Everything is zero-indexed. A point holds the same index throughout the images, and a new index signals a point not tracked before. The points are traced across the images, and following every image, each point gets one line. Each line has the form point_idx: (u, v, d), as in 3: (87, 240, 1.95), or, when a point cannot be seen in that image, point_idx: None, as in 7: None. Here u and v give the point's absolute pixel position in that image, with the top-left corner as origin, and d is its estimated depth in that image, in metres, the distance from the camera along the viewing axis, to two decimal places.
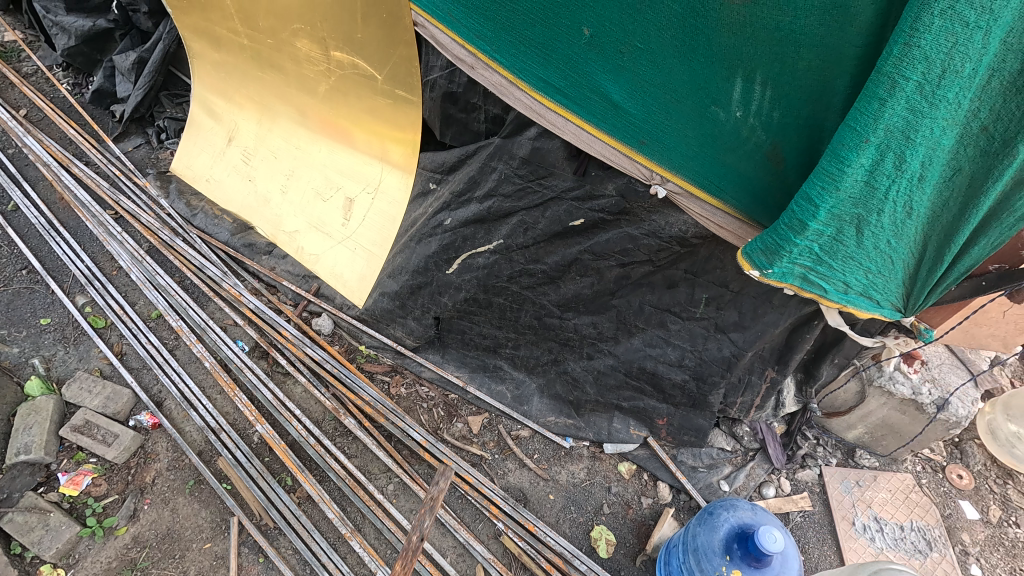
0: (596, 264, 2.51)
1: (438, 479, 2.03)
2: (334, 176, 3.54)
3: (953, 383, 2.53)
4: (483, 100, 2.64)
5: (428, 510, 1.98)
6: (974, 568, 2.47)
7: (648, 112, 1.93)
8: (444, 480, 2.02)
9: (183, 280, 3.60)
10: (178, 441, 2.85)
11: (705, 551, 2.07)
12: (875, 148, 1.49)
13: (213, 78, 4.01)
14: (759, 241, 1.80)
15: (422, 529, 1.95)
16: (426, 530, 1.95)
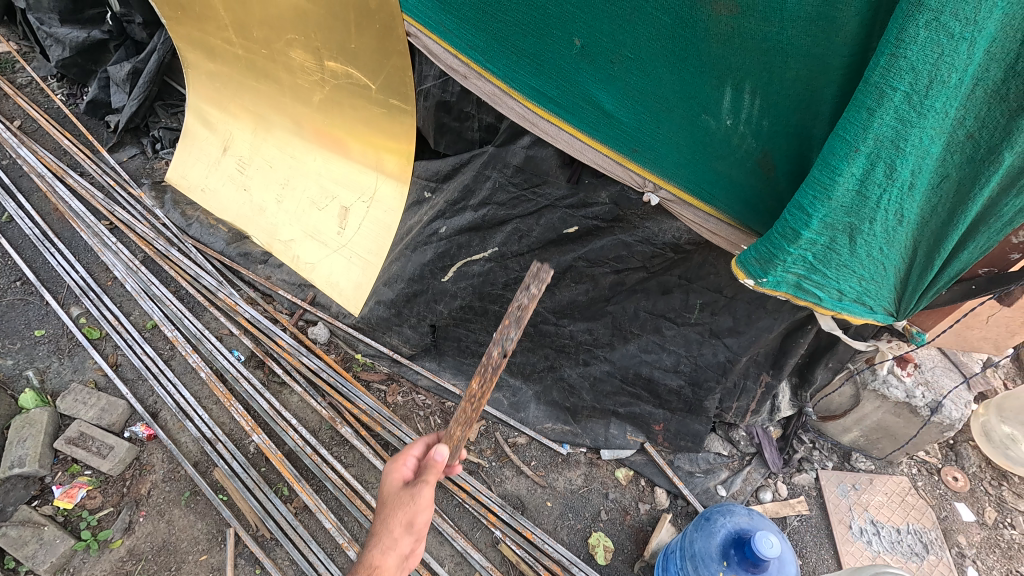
0: (591, 270, 2.53)
1: (531, 284, 1.64)
2: (329, 186, 3.55)
3: (946, 386, 2.54)
4: (476, 109, 2.67)
5: (514, 325, 1.67)
6: (970, 570, 2.48)
7: (639, 120, 1.95)
8: (540, 285, 1.61)
9: (178, 290, 3.60)
10: (174, 452, 2.84)
11: (702, 557, 2.07)
12: (865, 157, 1.51)
13: (208, 88, 4.02)
14: (753, 250, 1.82)
15: (506, 349, 1.67)
16: (510, 349, 1.66)
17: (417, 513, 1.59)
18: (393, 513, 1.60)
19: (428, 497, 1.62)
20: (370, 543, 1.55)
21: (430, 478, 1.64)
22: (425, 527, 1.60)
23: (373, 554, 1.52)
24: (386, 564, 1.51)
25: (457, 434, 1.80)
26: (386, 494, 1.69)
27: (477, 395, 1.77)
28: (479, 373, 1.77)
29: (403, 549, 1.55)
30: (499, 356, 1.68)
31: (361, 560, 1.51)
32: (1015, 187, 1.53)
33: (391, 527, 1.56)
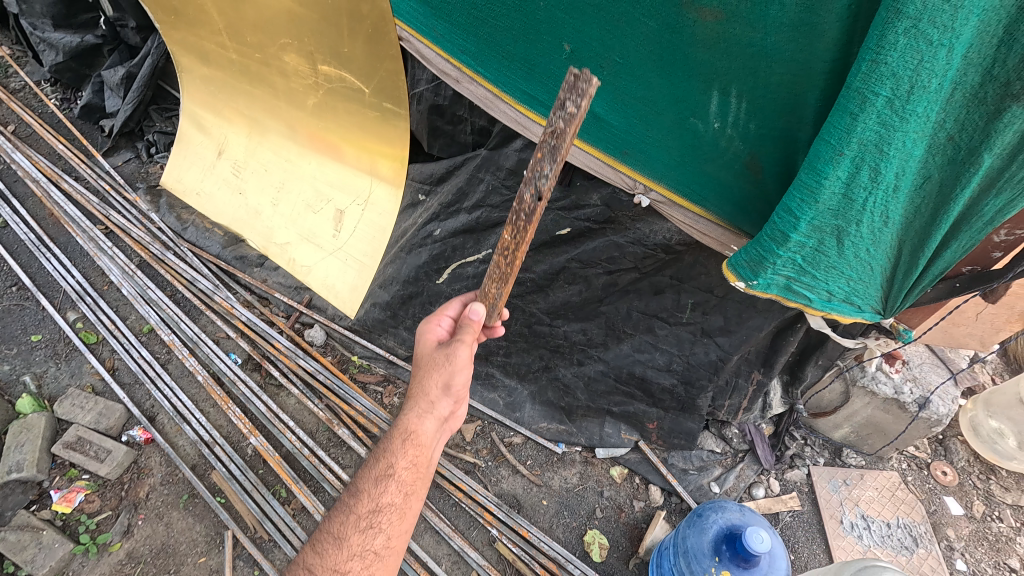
0: (584, 271, 2.58)
1: (568, 100, 1.30)
2: (324, 189, 3.57)
3: (933, 382, 2.59)
4: (469, 113, 2.70)
5: (548, 157, 1.40)
6: (959, 563, 2.53)
7: (629, 124, 1.99)
8: (578, 100, 1.27)
9: (174, 294, 3.61)
10: (172, 455, 2.86)
11: (695, 553, 2.10)
12: (850, 161, 1.54)
13: (203, 92, 4.02)
14: (743, 252, 1.86)
15: (540, 189, 1.43)
16: (545, 190, 1.42)
17: (453, 374, 1.70)
18: (430, 375, 1.72)
19: (464, 357, 1.71)
20: (408, 410, 1.70)
21: (467, 338, 1.72)
22: (461, 388, 1.72)
23: (409, 420, 1.68)
24: (423, 429, 1.68)
25: (492, 292, 1.76)
26: (422, 355, 1.82)
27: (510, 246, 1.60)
28: (511, 222, 1.59)
29: (441, 412, 1.71)
30: (535, 198, 1.45)
31: (398, 424, 1.69)
32: (995, 188, 1.56)
33: (428, 389, 1.70)
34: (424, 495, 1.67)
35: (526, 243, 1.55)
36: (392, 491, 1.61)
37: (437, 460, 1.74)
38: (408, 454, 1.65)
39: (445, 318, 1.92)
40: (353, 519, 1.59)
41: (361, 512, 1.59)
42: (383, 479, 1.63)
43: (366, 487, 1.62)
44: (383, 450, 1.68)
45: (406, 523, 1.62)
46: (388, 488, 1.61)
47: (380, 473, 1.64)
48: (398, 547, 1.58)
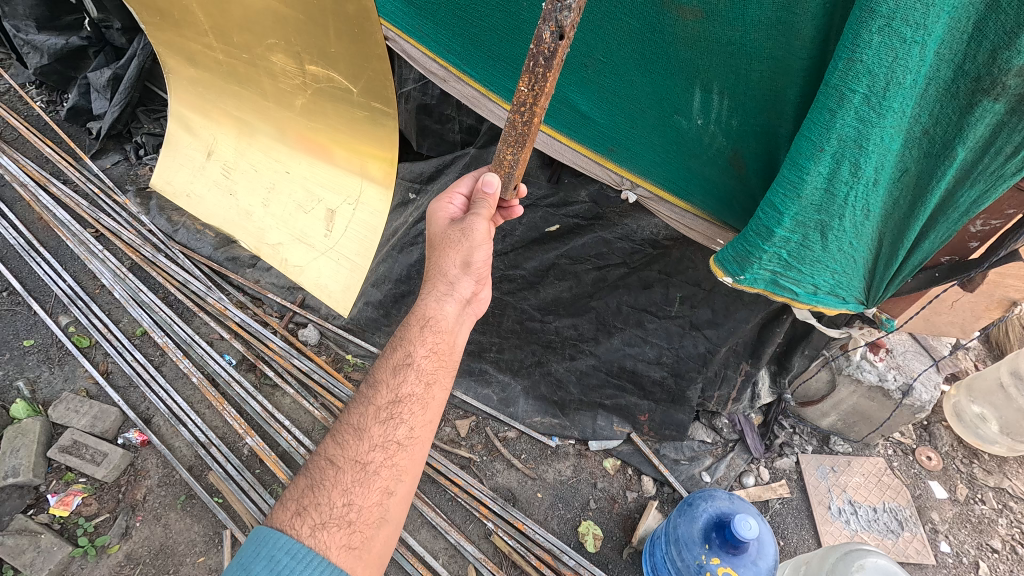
0: (573, 268, 2.62)
1: None
2: (314, 189, 3.57)
3: (916, 369, 2.65)
4: (456, 111, 2.72)
5: None
6: (943, 545, 2.59)
7: (614, 121, 2.03)
8: None
9: (167, 296, 3.61)
10: (168, 456, 2.87)
11: (686, 541, 2.15)
12: (831, 157, 1.57)
13: (190, 94, 4.00)
14: (730, 248, 1.90)
15: (562, 24, 1.33)
16: (568, 24, 1.33)
17: (471, 252, 1.72)
18: (446, 255, 1.73)
19: (482, 231, 1.70)
20: (426, 295, 1.70)
21: (484, 213, 1.69)
22: (480, 267, 1.75)
23: (428, 307, 1.67)
24: (442, 314, 1.67)
25: (508, 158, 1.60)
26: (437, 236, 1.81)
27: (526, 98, 1.45)
28: (528, 71, 1.42)
29: (460, 294, 1.71)
30: (555, 36, 1.35)
31: (418, 311, 1.67)
32: (969, 180, 1.60)
33: (448, 270, 1.71)
34: (447, 384, 1.60)
35: (545, 92, 1.43)
36: (412, 380, 1.55)
37: (459, 347, 1.69)
38: (427, 342, 1.61)
39: (458, 194, 1.86)
40: (372, 410, 1.50)
41: (380, 403, 1.51)
42: (404, 367, 1.56)
43: (385, 377, 1.55)
44: (401, 338, 1.62)
45: (429, 413, 1.54)
46: (408, 377, 1.55)
47: (399, 362, 1.58)
48: (423, 438, 1.50)
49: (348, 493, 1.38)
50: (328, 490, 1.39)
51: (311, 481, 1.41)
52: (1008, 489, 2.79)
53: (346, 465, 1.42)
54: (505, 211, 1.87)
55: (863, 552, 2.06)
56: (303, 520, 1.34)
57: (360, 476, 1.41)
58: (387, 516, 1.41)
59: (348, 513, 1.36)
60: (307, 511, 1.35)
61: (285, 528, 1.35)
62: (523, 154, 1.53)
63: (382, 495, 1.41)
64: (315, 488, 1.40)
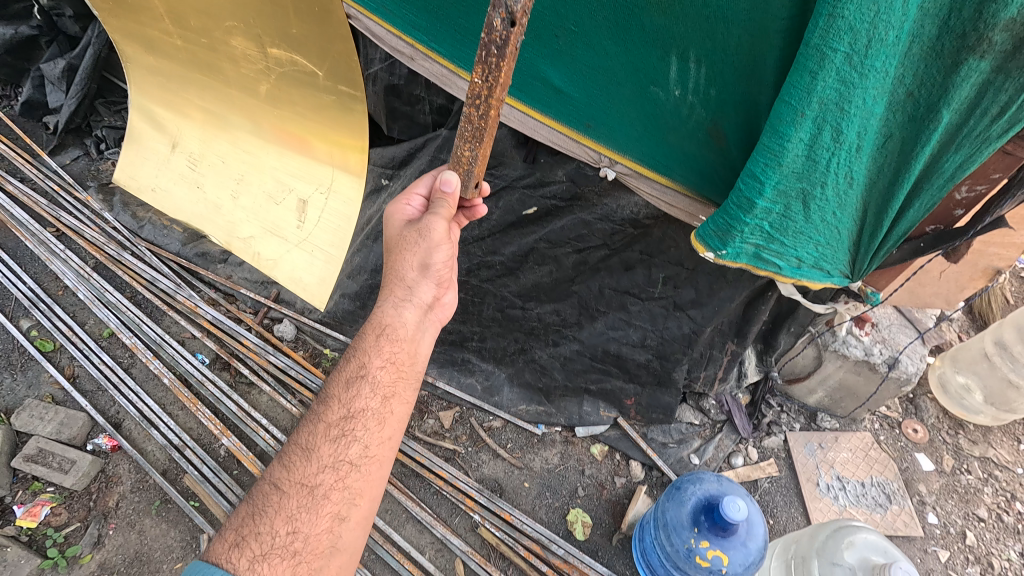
0: (553, 252, 2.54)
1: None
2: (285, 178, 3.44)
3: (901, 342, 2.60)
4: (426, 92, 2.61)
5: None
6: (930, 517, 2.59)
7: (589, 95, 1.94)
8: None
9: (134, 295, 3.46)
10: (140, 461, 2.77)
11: (674, 526, 2.10)
12: (812, 122, 1.51)
13: (151, 84, 3.83)
14: (710, 222, 1.83)
15: (513, 10, 1.25)
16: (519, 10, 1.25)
17: (429, 254, 1.72)
18: (403, 257, 1.74)
19: (440, 231, 1.68)
20: (383, 303, 1.70)
21: (443, 213, 1.66)
22: (440, 270, 1.76)
23: (385, 315, 1.67)
24: (400, 322, 1.67)
25: (466, 156, 1.56)
26: (393, 239, 1.80)
27: (480, 92, 1.40)
28: (480, 62, 1.36)
29: (418, 299, 1.73)
30: (507, 23, 1.27)
31: (373, 319, 1.67)
32: (954, 144, 1.56)
33: (405, 274, 1.73)
34: (406, 397, 1.57)
35: (500, 82, 1.37)
36: (367, 394, 1.51)
37: (420, 356, 1.68)
38: (383, 352, 1.60)
39: (417, 195, 1.82)
40: (323, 428, 1.45)
41: (331, 420, 1.47)
42: (358, 381, 1.53)
43: (337, 392, 1.51)
44: (356, 349, 1.61)
45: (387, 429, 1.51)
46: (362, 391, 1.52)
47: (354, 374, 1.55)
48: (379, 455, 1.46)
49: (293, 520, 1.32)
50: (270, 517, 1.32)
51: (254, 508, 1.34)
52: (992, 458, 2.80)
53: (293, 489, 1.36)
54: (468, 211, 1.85)
55: (854, 528, 2.03)
56: (241, 553, 1.25)
57: (307, 500, 1.34)
58: (338, 544, 1.34)
59: (293, 542, 1.29)
60: (246, 542, 1.27)
61: (222, 562, 1.25)
62: (482, 150, 1.49)
63: (333, 520, 1.35)
64: (256, 516, 1.32)
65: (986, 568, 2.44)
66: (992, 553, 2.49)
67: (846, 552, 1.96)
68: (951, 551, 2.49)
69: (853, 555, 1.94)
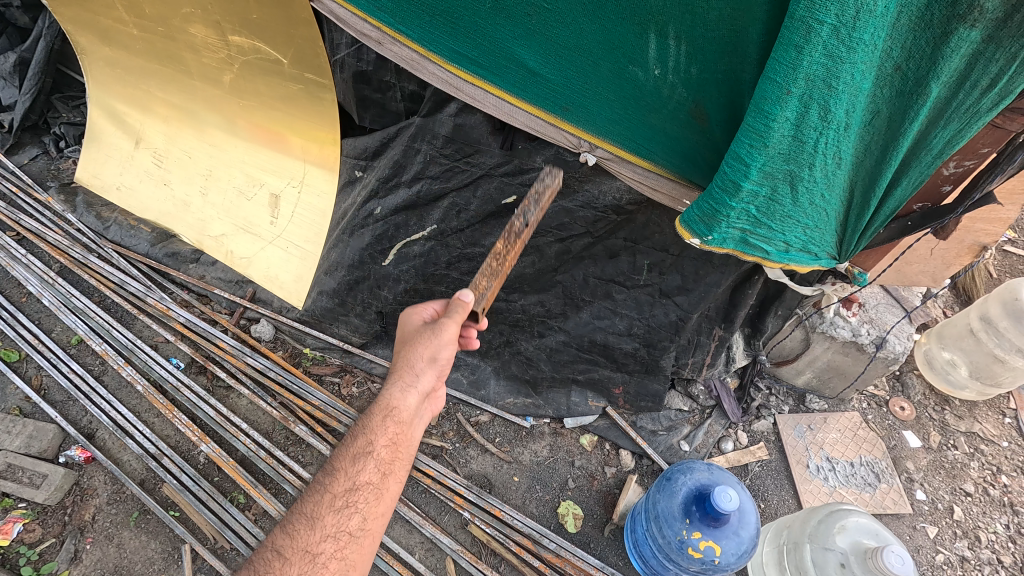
0: (534, 242, 2.45)
1: (542, 180, 1.88)
2: (255, 172, 3.32)
3: (889, 321, 2.58)
4: (396, 77, 2.47)
5: (533, 204, 1.86)
6: (919, 493, 2.60)
7: (566, 77, 1.85)
8: (551, 178, 1.88)
9: (103, 300, 3.31)
10: (116, 472, 2.67)
11: (666, 518, 2.07)
12: (798, 100, 1.45)
13: (109, 77, 3.65)
14: (695, 207, 1.77)
15: (526, 219, 1.84)
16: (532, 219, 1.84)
17: (439, 348, 1.71)
18: (415, 347, 1.71)
19: (451, 334, 1.71)
20: (390, 382, 1.68)
21: (456, 316, 1.72)
22: (444, 366, 1.75)
23: (391, 396, 1.65)
24: (405, 404, 1.66)
25: (483, 283, 1.80)
26: (406, 334, 1.81)
27: (502, 252, 1.82)
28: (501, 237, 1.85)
29: (423, 386, 1.70)
30: (523, 224, 1.84)
31: (380, 399, 1.65)
32: (943, 119, 1.51)
33: (414, 362, 1.70)
34: (403, 476, 1.61)
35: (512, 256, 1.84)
36: (371, 470, 1.55)
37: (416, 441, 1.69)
38: (389, 432, 1.61)
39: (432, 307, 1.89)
40: (328, 498, 1.49)
41: (336, 491, 1.51)
42: (363, 456, 1.56)
43: (343, 464, 1.55)
44: (362, 427, 1.62)
45: (383, 505, 1.54)
46: (367, 466, 1.55)
47: (359, 450, 1.57)
48: (374, 531, 1.50)
49: None
50: None
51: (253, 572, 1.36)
52: (978, 432, 2.81)
53: (296, 556, 1.39)
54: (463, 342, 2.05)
55: (846, 512, 2.02)
56: None
57: (307, 568, 1.38)
58: None
59: None
60: None
61: None
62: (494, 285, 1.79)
63: None
64: None
65: (974, 542, 2.46)
66: (979, 527, 2.50)
67: (838, 537, 1.94)
68: (940, 526, 2.51)
69: (845, 539, 1.93)
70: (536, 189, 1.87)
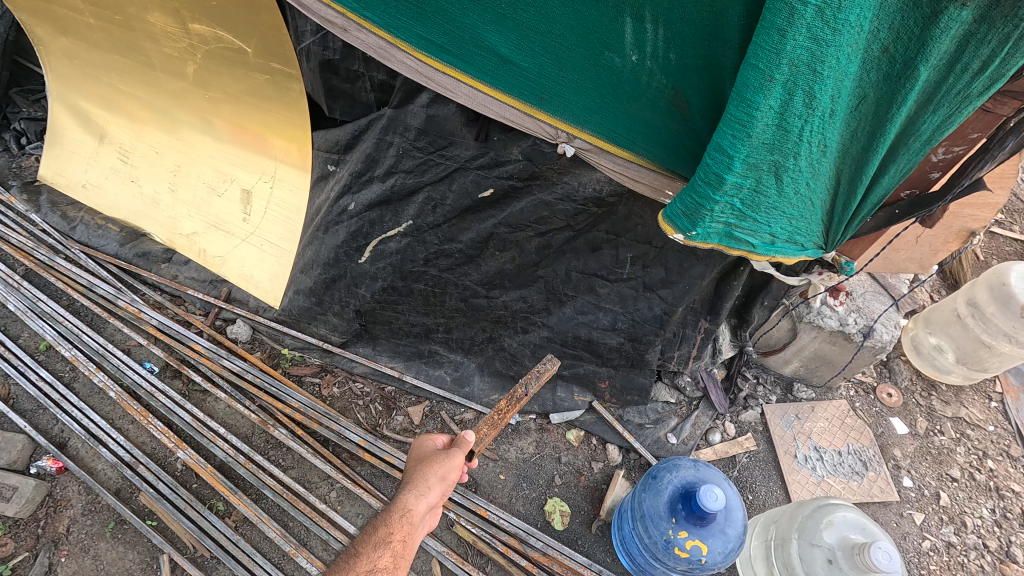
0: (514, 237, 2.37)
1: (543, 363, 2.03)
2: (225, 168, 3.21)
3: (877, 310, 2.52)
4: (365, 66, 2.37)
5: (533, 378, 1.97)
6: (905, 480, 2.60)
7: (540, 64, 1.76)
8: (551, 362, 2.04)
9: (71, 303, 3.19)
10: (90, 482, 2.59)
11: (652, 517, 2.04)
12: (782, 87, 1.37)
13: (68, 69, 3.47)
14: (678, 202, 1.70)
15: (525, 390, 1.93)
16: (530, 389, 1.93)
17: (450, 469, 1.72)
18: (428, 465, 1.72)
19: (455, 464, 1.74)
20: (405, 488, 1.67)
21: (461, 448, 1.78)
22: (451, 488, 1.73)
23: (406, 498, 1.63)
24: (418, 508, 1.62)
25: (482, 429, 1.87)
26: (417, 454, 1.81)
27: (503, 409, 1.90)
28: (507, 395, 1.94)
29: (433, 501, 1.66)
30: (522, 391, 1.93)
31: (397, 500, 1.63)
32: (932, 104, 1.45)
33: (426, 476, 1.69)
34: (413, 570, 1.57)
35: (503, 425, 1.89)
36: (388, 555, 1.53)
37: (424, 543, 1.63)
38: (404, 526, 1.58)
39: (442, 436, 1.93)
40: None
41: (357, 571, 1.49)
42: (381, 544, 1.55)
43: (364, 548, 1.55)
44: (379, 520, 1.61)
45: None
46: (384, 553, 1.53)
47: (379, 538, 1.56)
48: None
49: None
50: None
51: None
52: (964, 417, 2.80)
53: None
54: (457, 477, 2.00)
55: (833, 506, 2.00)
56: None
57: None
58: None
59: None
60: None
61: None
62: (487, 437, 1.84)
63: None
64: None
65: (959, 527, 2.46)
66: (965, 512, 2.51)
67: (825, 532, 1.92)
68: (926, 512, 2.51)
69: (832, 535, 1.91)
70: (537, 368, 2.00)
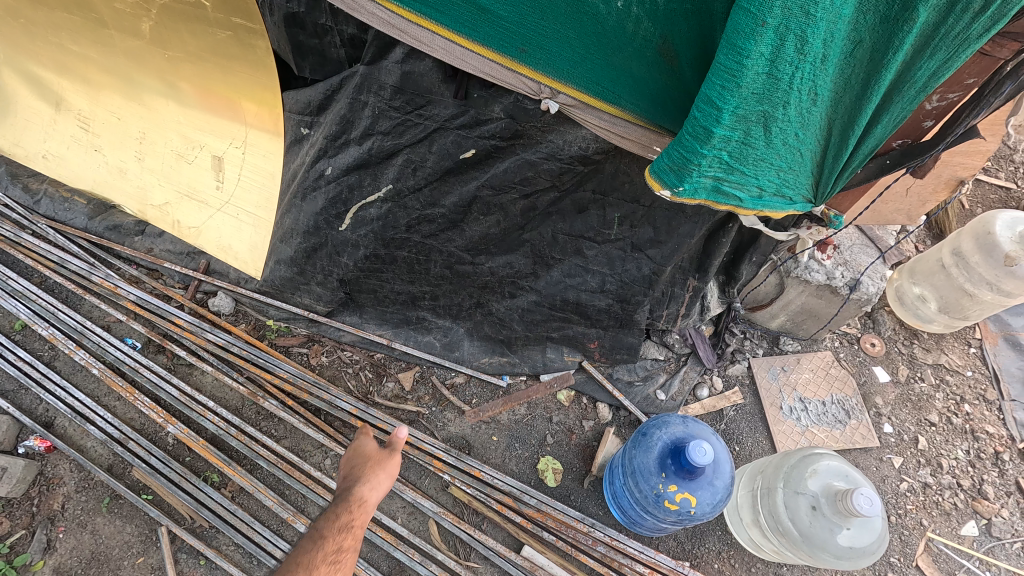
0: (498, 199, 2.29)
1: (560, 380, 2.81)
2: (193, 133, 3.06)
3: (864, 262, 2.51)
4: (333, 20, 2.21)
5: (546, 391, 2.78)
6: (886, 426, 2.68)
7: (521, 13, 1.66)
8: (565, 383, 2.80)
9: (44, 281, 3.08)
10: (80, 460, 2.57)
11: (642, 472, 2.08)
12: (774, 32, 1.30)
13: (12, 30, 3.22)
14: (665, 156, 1.65)
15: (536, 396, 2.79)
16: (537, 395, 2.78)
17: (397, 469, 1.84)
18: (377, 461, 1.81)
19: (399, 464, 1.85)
20: (361, 479, 1.73)
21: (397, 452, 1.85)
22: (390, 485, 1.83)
23: (361, 489, 1.71)
24: (372, 497, 1.71)
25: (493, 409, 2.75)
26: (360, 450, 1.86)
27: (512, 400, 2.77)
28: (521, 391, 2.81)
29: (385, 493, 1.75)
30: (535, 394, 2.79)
31: (352, 490, 1.69)
32: (930, 48, 1.40)
33: (381, 471, 1.78)
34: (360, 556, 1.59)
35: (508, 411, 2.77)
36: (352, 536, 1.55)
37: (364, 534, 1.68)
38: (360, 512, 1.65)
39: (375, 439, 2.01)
40: (321, 554, 1.46)
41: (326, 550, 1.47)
42: (344, 527, 1.56)
43: (330, 529, 1.54)
44: (334, 507, 1.64)
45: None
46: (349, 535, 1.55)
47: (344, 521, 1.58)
48: None
49: None
50: None
51: None
52: (944, 364, 2.85)
53: None
54: None
55: (817, 456, 2.06)
56: None
57: None
58: None
59: None
60: None
61: None
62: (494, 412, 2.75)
63: None
64: None
65: (935, 469, 2.58)
66: (941, 454, 2.61)
67: (810, 480, 1.98)
68: (904, 456, 2.61)
69: (816, 483, 1.97)
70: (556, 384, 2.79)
